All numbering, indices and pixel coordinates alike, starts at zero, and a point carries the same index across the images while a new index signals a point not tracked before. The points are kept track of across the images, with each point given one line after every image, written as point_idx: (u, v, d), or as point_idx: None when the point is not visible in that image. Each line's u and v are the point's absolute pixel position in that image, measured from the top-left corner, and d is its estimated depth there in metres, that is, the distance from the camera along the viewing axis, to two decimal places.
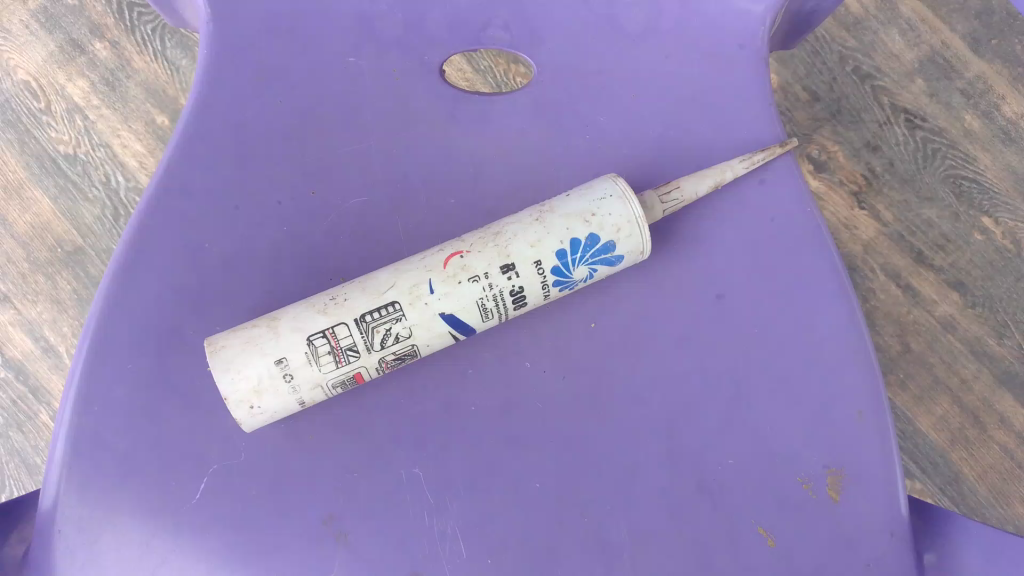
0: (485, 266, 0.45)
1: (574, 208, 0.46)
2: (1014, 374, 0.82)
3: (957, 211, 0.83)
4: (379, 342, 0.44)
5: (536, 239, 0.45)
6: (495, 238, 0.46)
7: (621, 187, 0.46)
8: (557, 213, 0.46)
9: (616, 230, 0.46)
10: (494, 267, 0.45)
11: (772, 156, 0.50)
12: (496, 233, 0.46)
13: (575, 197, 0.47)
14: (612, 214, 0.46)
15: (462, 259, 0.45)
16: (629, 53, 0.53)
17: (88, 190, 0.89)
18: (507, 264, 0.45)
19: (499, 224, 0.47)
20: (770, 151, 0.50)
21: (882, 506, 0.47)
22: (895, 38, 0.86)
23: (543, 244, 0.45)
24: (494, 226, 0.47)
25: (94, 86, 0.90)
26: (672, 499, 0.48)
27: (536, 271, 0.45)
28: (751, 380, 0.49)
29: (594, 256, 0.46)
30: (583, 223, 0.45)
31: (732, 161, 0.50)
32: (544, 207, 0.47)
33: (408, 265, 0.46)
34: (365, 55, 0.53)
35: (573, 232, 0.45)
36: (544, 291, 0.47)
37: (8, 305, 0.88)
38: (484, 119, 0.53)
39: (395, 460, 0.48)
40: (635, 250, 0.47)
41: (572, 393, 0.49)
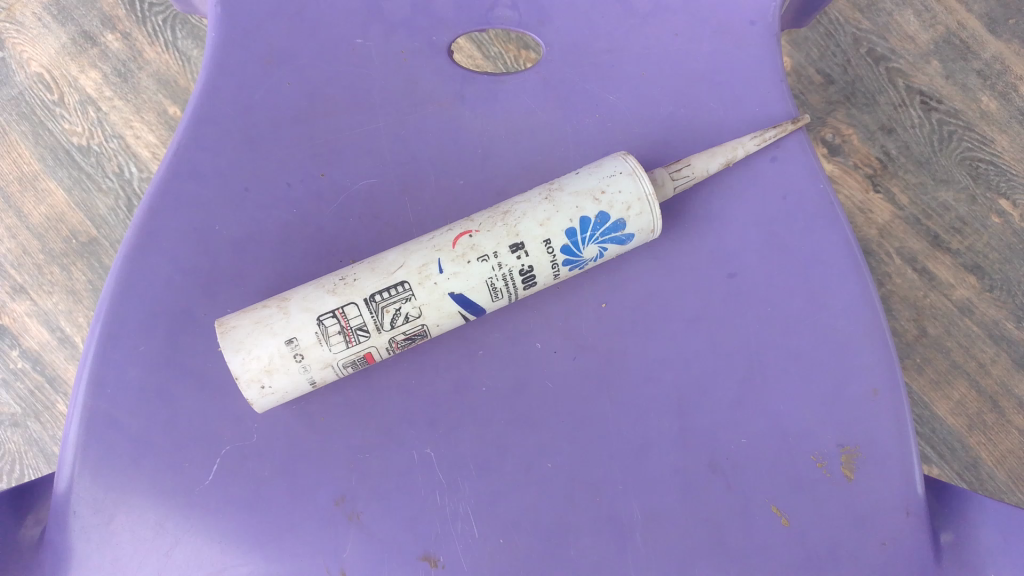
0: (494, 245, 0.45)
1: (583, 187, 0.46)
2: None
3: (974, 193, 0.82)
4: (389, 322, 0.44)
5: (545, 217, 0.45)
6: (504, 217, 0.45)
7: (631, 165, 0.46)
8: (567, 191, 0.46)
9: (626, 207, 0.45)
10: (504, 246, 0.45)
11: (783, 133, 0.50)
12: (505, 212, 0.46)
13: (585, 176, 0.46)
14: (622, 192, 0.45)
15: (471, 238, 0.45)
16: (638, 32, 0.52)
17: (102, 182, 0.90)
18: (517, 243, 0.45)
19: (508, 203, 0.46)
20: (781, 129, 0.50)
21: (898, 485, 0.46)
22: (909, 19, 0.85)
23: (552, 222, 0.45)
24: (503, 206, 0.47)
25: (106, 78, 0.91)
26: (684, 478, 0.47)
27: (547, 250, 0.45)
28: (763, 358, 0.48)
29: (603, 235, 0.46)
30: (593, 201, 0.45)
31: (743, 138, 0.50)
32: (554, 186, 0.46)
33: (417, 245, 0.46)
34: (373, 37, 0.52)
35: (583, 210, 0.45)
36: (554, 271, 0.46)
37: (24, 295, 0.88)
38: (493, 99, 0.52)
39: (407, 441, 0.48)
40: (645, 228, 0.46)
41: (583, 373, 0.49)
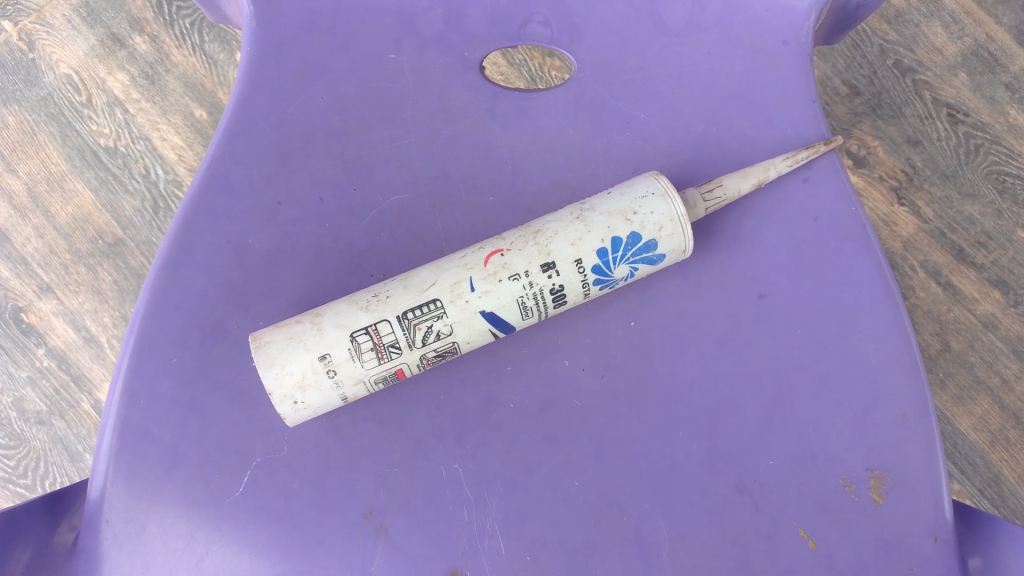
0: (525, 265, 0.45)
1: (615, 207, 0.46)
2: None
3: (1000, 208, 0.82)
4: (420, 340, 0.45)
5: (576, 237, 0.45)
6: (535, 237, 0.46)
7: (663, 186, 0.46)
8: (598, 212, 0.46)
9: (657, 228, 0.45)
10: (535, 265, 0.45)
11: (816, 154, 0.50)
12: (537, 231, 0.46)
13: (616, 195, 0.46)
14: (654, 213, 0.45)
15: (502, 257, 0.45)
16: (670, 50, 0.52)
17: (129, 182, 0.91)
18: (548, 263, 0.45)
19: (539, 222, 0.47)
20: (814, 150, 0.49)
21: (926, 510, 0.46)
22: (937, 31, 0.85)
23: (583, 242, 0.45)
24: (534, 225, 0.47)
25: (133, 80, 0.92)
26: (711, 498, 0.47)
27: (578, 269, 0.45)
28: (792, 381, 0.48)
29: (635, 255, 0.46)
30: (624, 222, 0.45)
31: (776, 158, 0.49)
32: (585, 205, 0.47)
33: (449, 262, 0.46)
34: (406, 52, 0.53)
35: (614, 230, 0.45)
36: (585, 290, 0.47)
37: (51, 295, 0.89)
38: (524, 115, 0.52)
39: (434, 457, 0.48)
40: (677, 249, 0.46)
41: (611, 392, 0.49)
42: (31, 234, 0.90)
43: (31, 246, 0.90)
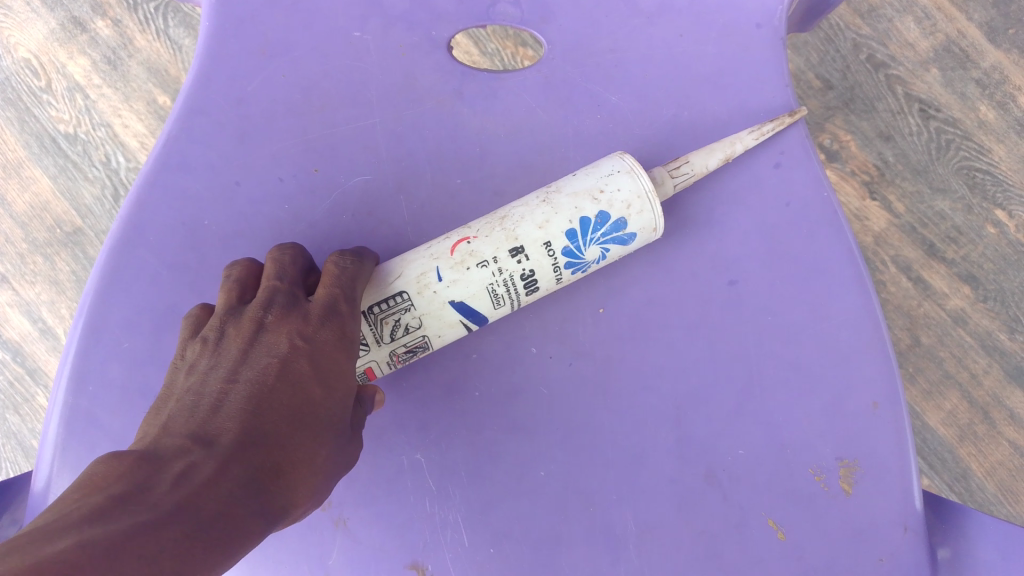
0: (493, 251, 0.43)
1: (581, 187, 0.44)
2: None
3: (970, 203, 0.82)
4: (389, 335, 0.43)
5: (543, 220, 0.43)
6: (502, 223, 0.44)
7: (627, 163, 0.45)
8: (564, 193, 0.44)
9: (626, 206, 0.44)
10: (502, 252, 0.43)
11: (781, 127, 0.49)
12: (502, 217, 0.44)
13: (582, 176, 0.45)
14: (621, 190, 0.44)
15: (469, 245, 0.43)
16: (642, 31, 0.51)
17: (89, 171, 0.88)
18: (516, 248, 0.43)
19: (506, 209, 0.45)
20: (778, 121, 0.49)
21: (897, 500, 0.45)
22: (910, 26, 0.85)
23: (551, 224, 0.43)
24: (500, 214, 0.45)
25: (95, 65, 0.89)
26: (679, 489, 0.46)
27: (548, 252, 0.43)
28: (764, 369, 0.47)
29: (605, 235, 0.44)
30: (592, 201, 0.43)
31: (743, 133, 0.48)
32: (551, 188, 0.45)
33: (414, 254, 0.44)
34: (371, 29, 0.51)
35: (582, 210, 0.43)
36: (560, 274, 0.45)
37: (6, 286, 0.87)
38: (492, 96, 0.51)
39: (396, 447, 0.47)
40: (647, 228, 0.45)
41: (579, 380, 0.48)
42: None
43: None
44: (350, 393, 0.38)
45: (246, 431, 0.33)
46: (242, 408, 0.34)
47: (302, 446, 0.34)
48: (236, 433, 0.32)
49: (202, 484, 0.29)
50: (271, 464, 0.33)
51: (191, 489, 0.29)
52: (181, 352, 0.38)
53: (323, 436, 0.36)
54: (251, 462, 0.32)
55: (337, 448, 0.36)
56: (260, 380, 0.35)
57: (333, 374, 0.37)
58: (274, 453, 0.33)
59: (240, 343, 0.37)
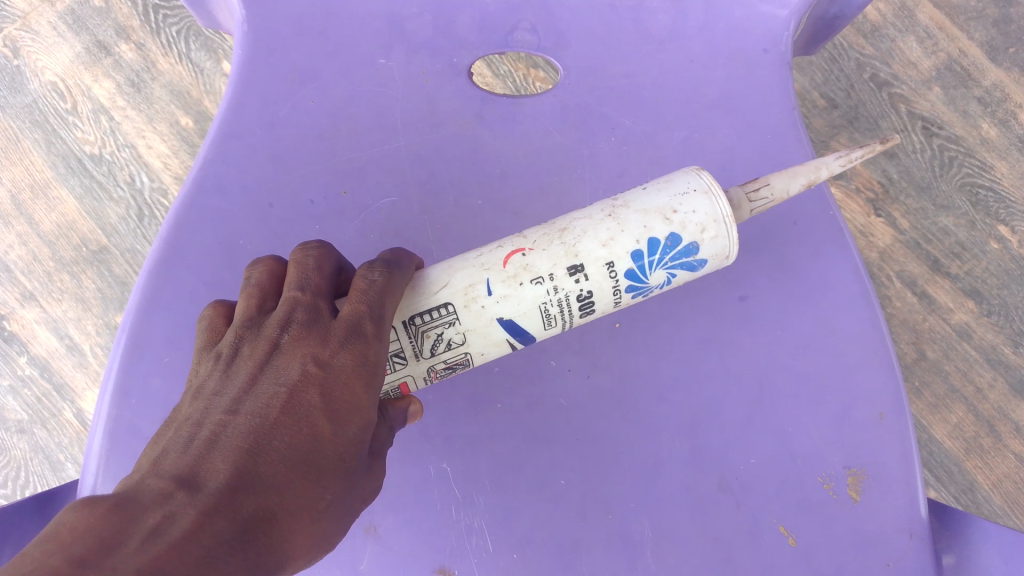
0: (550, 267, 0.41)
1: (652, 204, 0.42)
2: None
3: (973, 219, 0.84)
4: (430, 348, 0.41)
5: (608, 237, 0.41)
6: (562, 236, 0.42)
7: (705, 182, 0.42)
8: (632, 209, 0.42)
9: (699, 230, 0.41)
10: (561, 268, 0.41)
11: (870, 153, 0.46)
12: (563, 230, 0.42)
13: (654, 192, 0.42)
14: (696, 212, 0.41)
15: (524, 258, 0.41)
16: (653, 58, 0.54)
17: (114, 191, 0.91)
18: (575, 265, 0.41)
19: (567, 220, 0.43)
20: (868, 148, 0.46)
21: (902, 507, 0.47)
22: (912, 45, 0.87)
23: (616, 243, 0.41)
24: (560, 222, 0.43)
25: (119, 87, 0.92)
26: (694, 496, 0.48)
27: (608, 272, 0.41)
28: (773, 381, 0.49)
29: (673, 259, 0.42)
30: (663, 221, 0.41)
31: (829, 158, 0.45)
32: (618, 202, 0.43)
33: (464, 262, 0.42)
34: (395, 57, 0.54)
35: (651, 231, 0.41)
36: (617, 296, 0.43)
37: (35, 303, 0.90)
38: (512, 120, 0.54)
39: (424, 456, 0.49)
40: (720, 255, 0.43)
41: (596, 392, 0.50)
42: (15, 241, 0.90)
43: (13, 254, 0.90)
44: (369, 422, 0.36)
45: (240, 473, 0.32)
46: (238, 444, 0.33)
47: (304, 484, 0.33)
48: (228, 477, 0.31)
49: (179, 537, 0.29)
50: (263, 513, 0.32)
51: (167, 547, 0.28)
52: (202, 365, 0.38)
53: (332, 473, 0.35)
54: (242, 514, 0.31)
55: (346, 485, 0.35)
56: (264, 414, 0.34)
57: (346, 404, 0.35)
58: (269, 499, 0.32)
59: (252, 367, 0.36)
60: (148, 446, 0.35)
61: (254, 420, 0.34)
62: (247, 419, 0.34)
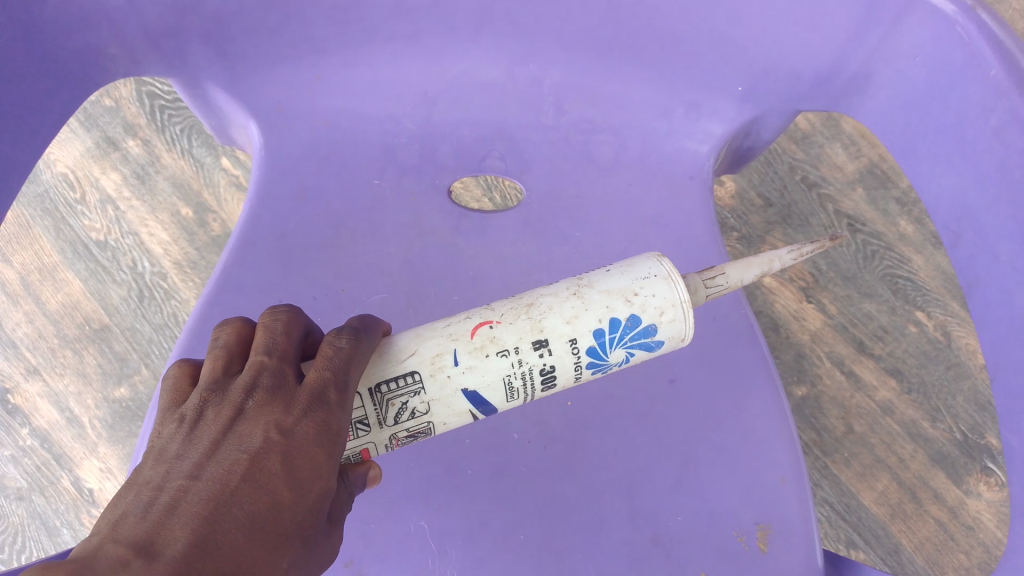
0: (515, 340, 0.45)
1: (616, 286, 0.47)
2: (945, 455, 0.92)
3: (894, 305, 0.96)
4: (395, 415, 0.45)
5: (571, 315, 0.46)
6: (527, 312, 0.46)
7: (665, 269, 0.48)
8: (596, 290, 0.47)
9: (658, 312, 0.47)
10: (526, 342, 0.45)
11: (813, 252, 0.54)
12: (528, 306, 0.47)
13: (618, 274, 0.48)
14: (655, 296, 0.47)
15: (492, 331, 0.45)
16: (600, 181, 0.65)
17: (117, 274, 1.00)
18: (539, 340, 0.46)
19: (532, 297, 0.47)
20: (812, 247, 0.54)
21: (801, 557, 0.57)
22: (838, 151, 1.01)
23: (580, 321, 0.46)
24: (527, 297, 0.48)
25: (125, 179, 1.03)
26: (631, 548, 0.57)
27: (570, 348, 0.46)
28: (697, 451, 0.60)
29: (633, 338, 0.47)
30: (625, 303, 0.47)
31: (783, 253, 0.53)
32: (583, 282, 0.48)
33: (433, 333, 0.46)
34: (388, 179, 0.65)
35: (613, 311, 0.46)
36: (578, 369, 0.48)
37: (38, 377, 0.98)
38: (483, 231, 0.64)
39: (405, 514, 0.58)
40: (676, 336, 0.49)
41: (551, 459, 0.60)
42: (22, 319, 1.00)
43: (21, 331, 1.00)
44: (327, 489, 0.39)
45: (199, 543, 0.33)
46: (204, 508, 0.34)
47: (265, 551, 0.35)
48: (187, 547, 0.33)
49: None
50: None
51: None
52: (161, 425, 0.39)
53: (289, 540, 0.37)
54: None
55: (303, 553, 0.37)
56: (224, 482, 0.36)
57: (307, 471, 0.38)
58: (227, 569, 0.33)
59: (214, 433, 0.37)
60: (100, 509, 0.35)
61: (219, 485, 0.35)
62: (207, 487, 0.35)
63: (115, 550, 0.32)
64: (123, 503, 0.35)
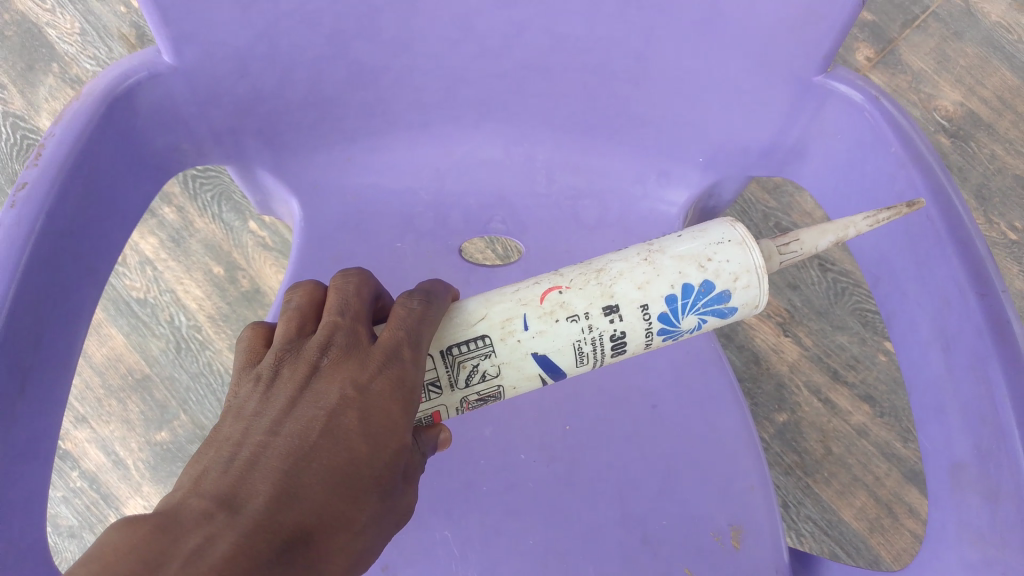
0: (585, 307, 0.54)
1: (688, 254, 0.55)
2: (918, 472, 1.02)
3: (864, 336, 1.07)
4: (468, 375, 0.54)
5: (641, 283, 0.54)
6: (599, 280, 0.54)
7: (739, 235, 0.55)
8: (668, 258, 0.55)
9: (734, 278, 0.54)
10: (596, 308, 0.54)
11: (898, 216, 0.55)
12: (600, 273, 0.55)
13: (692, 240, 0.55)
14: (730, 262, 0.54)
15: (563, 298, 0.54)
16: (587, 238, 0.77)
17: (156, 328, 1.11)
18: (609, 307, 0.54)
19: (605, 264, 0.55)
20: (894, 211, 0.55)
21: (770, 553, 0.66)
22: (807, 199, 1.13)
23: (649, 288, 0.54)
24: (598, 264, 0.56)
25: (162, 243, 1.15)
26: (624, 549, 0.68)
27: (642, 314, 0.54)
28: (677, 465, 0.70)
29: (706, 305, 0.55)
30: (698, 269, 0.54)
31: (857, 218, 0.56)
32: (654, 249, 0.56)
33: (510, 300, 0.54)
34: (407, 242, 0.76)
35: (685, 278, 0.54)
36: (648, 335, 0.56)
37: (87, 424, 1.09)
38: (490, 283, 0.74)
39: (431, 525, 0.68)
40: (749, 303, 0.56)
41: (553, 476, 0.70)
42: None
43: None
44: (403, 443, 0.46)
45: (277, 495, 0.41)
46: (279, 462, 0.42)
47: (337, 494, 0.42)
48: (266, 499, 0.40)
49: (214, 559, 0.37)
50: (298, 531, 0.41)
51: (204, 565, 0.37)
52: (244, 382, 0.48)
53: (365, 486, 0.44)
54: (275, 532, 0.40)
55: (379, 500, 0.44)
56: (300, 437, 0.43)
57: (377, 422, 0.45)
58: (303, 516, 0.41)
59: (291, 393, 0.45)
60: (195, 460, 0.43)
61: (294, 439, 0.43)
62: (286, 443, 0.43)
63: (200, 502, 0.40)
64: (213, 455, 0.43)
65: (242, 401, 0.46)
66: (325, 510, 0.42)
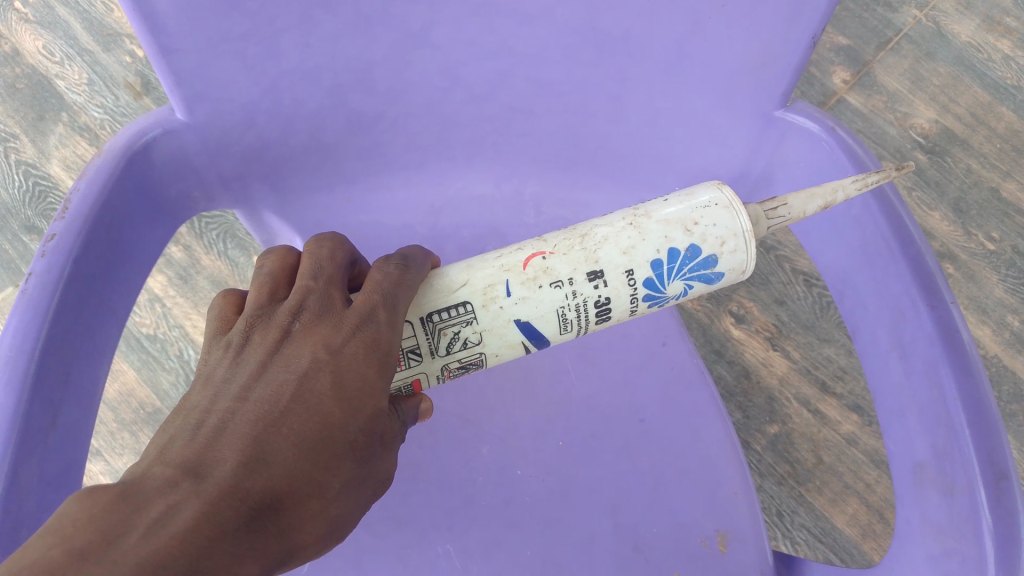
0: (568, 274, 0.57)
1: (677, 218, 0.57)
2: None
3: (850, 349, 1.10)
4: (448, 342, 0.57)
5: (625, 249, 0.57)
6: (581, 246, 0.57)
7: (727, 198, 0.58)
8: (654, 221, 0.57)
9: (720, 242, 0.57)
10: (580, 274, 0.57)
11: (884, 178, 0.58)
12: (584, 237, 0.58)
13: (680, 205, 0.58)
14: (717, 226, 0.57)
15: (544, 263, 0.57)
16: None
17: (166, 362, 1.16)
18: (592, 273, 0.57)
19: (588, 229, 0.58)
20: (882, 174, 0.58)
21: (755, 555, 0.70)
22: None
23: (634, 252, 0.57)
24: (582, 229, 0.59)
25: (170, 280, 1.19)
26: (617, 557, 0.72)
27: (625, 279, 0.57)
28: (666, 476, 0.74)
29: (692, 272, 0.58)
30: (685, 233, 0.57)
31: (847, 182, 0.58)
32: (641, 212, 0.58)
33: (492, 266, 0.57)
34: None
35: (670, 242, 0.57)
36: (633, 300, 0.59)
37: (100, 457, 1.13)
38: None
39: (435, 539, 0.73)
40: (738, 269, 0.59)
41: (549, 490, 0.75)
42: None
43: None
44: (378, 408, 0.48)
45: (245, 462, 0.43)
46: (244, 428, 0.45)
47: (309, 458, 0.45)
48: (234, 468, 0.43)
49: (176, 527, 0.40)
50: (264, 499, 0.43)
51: (170, 531, 0.40)
52: (218, 346, 0.51)
53: (340, 451, 0.46)
54: (241, 499, 0.43)
55: (354, 464, 0.47)
56: (270, 403, 0.46)
57: (350, 385, 0.47)
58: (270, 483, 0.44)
59: (262, 359, 0.48)
60: (166, 425, 0.46)
61: (264, 404, 0.46)
62: (255, 410, 0.45)
63: (165, 470, 0.43)
64: (184, 420, 0.46)
65: (212, 366, 0.49)
66: (293, 475, 0.45)
